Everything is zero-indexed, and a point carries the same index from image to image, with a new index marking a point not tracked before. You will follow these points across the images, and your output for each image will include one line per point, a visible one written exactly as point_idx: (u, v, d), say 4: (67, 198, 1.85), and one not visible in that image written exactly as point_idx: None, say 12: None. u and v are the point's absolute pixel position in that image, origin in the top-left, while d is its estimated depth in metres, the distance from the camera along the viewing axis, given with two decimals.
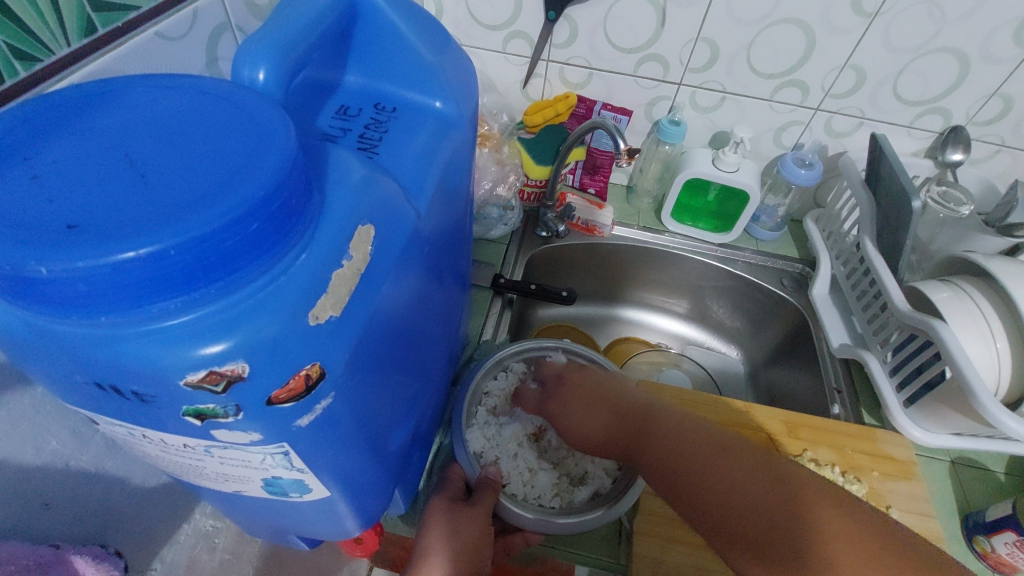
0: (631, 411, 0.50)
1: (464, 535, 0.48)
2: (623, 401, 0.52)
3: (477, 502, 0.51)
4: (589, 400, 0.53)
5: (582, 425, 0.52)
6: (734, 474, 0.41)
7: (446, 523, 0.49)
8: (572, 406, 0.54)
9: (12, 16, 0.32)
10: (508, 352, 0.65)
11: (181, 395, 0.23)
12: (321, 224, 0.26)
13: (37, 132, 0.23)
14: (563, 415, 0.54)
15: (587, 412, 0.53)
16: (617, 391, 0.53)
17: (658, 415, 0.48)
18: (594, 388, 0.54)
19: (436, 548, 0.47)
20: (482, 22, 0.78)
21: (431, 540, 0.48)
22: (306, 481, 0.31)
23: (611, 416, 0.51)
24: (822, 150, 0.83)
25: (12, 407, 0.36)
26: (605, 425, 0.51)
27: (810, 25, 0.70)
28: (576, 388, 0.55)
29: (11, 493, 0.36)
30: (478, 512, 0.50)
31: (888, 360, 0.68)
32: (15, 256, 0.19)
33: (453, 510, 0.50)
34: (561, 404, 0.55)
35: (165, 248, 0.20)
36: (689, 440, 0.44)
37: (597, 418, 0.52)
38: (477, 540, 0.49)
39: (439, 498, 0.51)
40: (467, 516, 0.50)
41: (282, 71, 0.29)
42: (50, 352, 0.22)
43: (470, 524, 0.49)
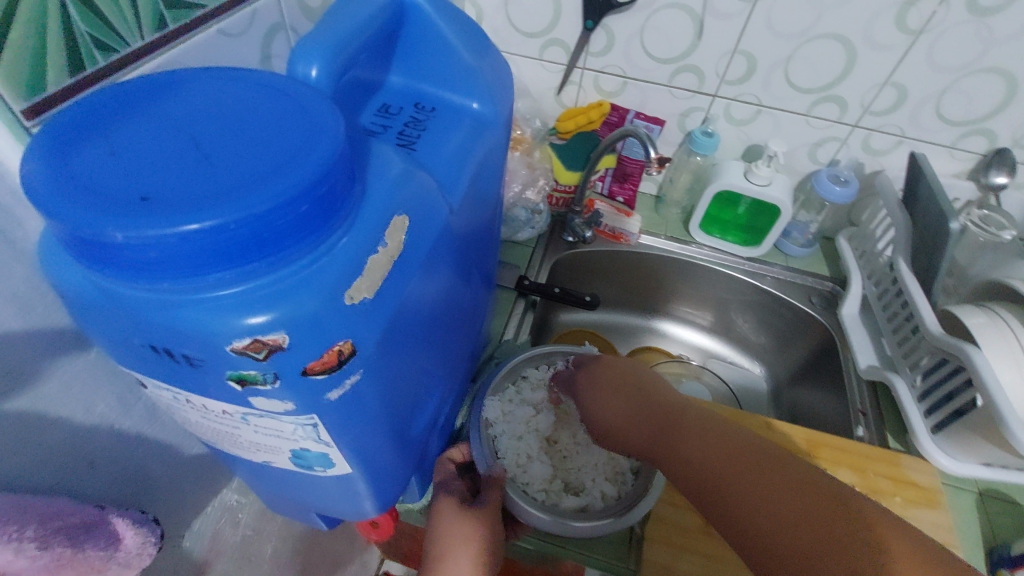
0: (662, 408, 0.49)
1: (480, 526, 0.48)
2: (652, 395, 0.51)
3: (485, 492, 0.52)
4: (626, 394, 0.53)
5: (612, 420, 0.53)
6: (767, 482, 0.39)
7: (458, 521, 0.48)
8: (600, 394, 0.55)
9: (96, 12, 0.35)
10: (560, 348, 0.67)
11: (226, 360, 0.24)
12: (361, 211, 0.27)
13: (114, 113, 0.25)
14: (590, 405, 0.55)
15: (616, 404, 0.53)
16: (648, 385, 0.52)
17: (687, 416, 0.47)
18: (624, 379, 0.54)
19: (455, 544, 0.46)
20: (521, 29, 0.80)
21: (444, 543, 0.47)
22: (331, 456, 0.33)
23: (639, 413, 0.51)
24: (858, 168, 0.82)
25: (67, 368, 0.38)
26: (633, 422, 0.51)
27: (851, 40, 0.69)
28: (606, 375, 0.55)
29: (60, 452, 0.38)
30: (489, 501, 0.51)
31: (917, 385, 0.67)
32: (92, 222, 0.21)
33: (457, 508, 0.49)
34: (589, 387, 0.56)
35: (224, 222, 0.21)
36: (719, 444, 0.43)
37: (625, 412, 0.52)
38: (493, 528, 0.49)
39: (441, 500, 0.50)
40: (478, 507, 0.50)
41: (332, 70, 0.31)
42: (111, 313, 0.24)
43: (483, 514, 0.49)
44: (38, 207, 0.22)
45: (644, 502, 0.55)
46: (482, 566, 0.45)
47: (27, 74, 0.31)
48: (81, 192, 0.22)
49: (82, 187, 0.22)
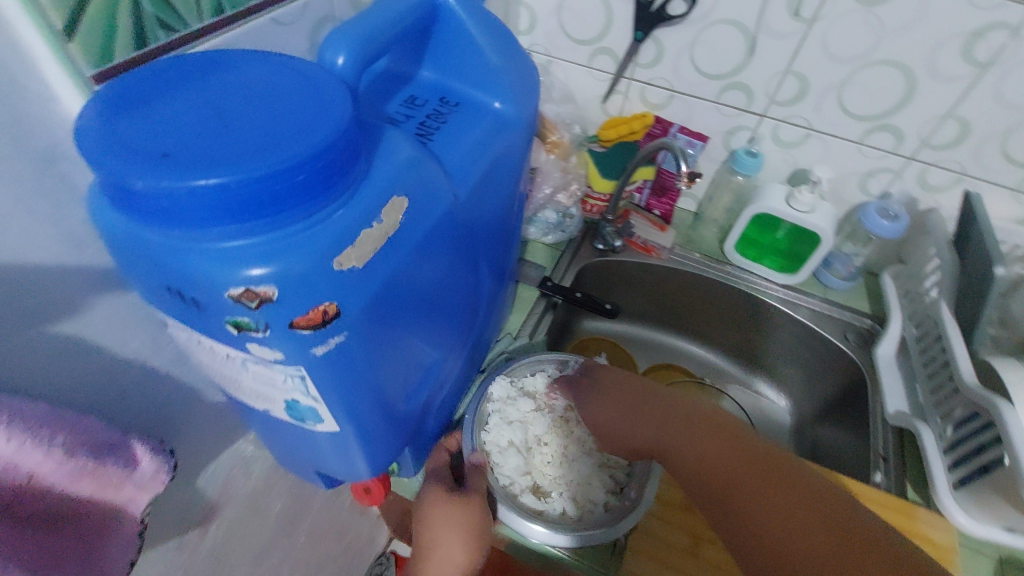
0: (672, 412, 0.53)
1: (460, 528, 0.51)
2: (664, 401, 0.55)
3: (466, 491, 0.53)
4: (641, 402, 0.56)
5: (624, 422, 0.56)
6: (780, 489, 0.42)
7: (439, 520, 0.51)
8: (607, 396, 0.58)
9: None
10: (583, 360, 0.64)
11: (223, 305, 0.27)
12: (362, 188, 0.30)
13: (158, 81, 0.29)
14: (599, 407, 0.58)
15: (626, 409, 0.56)
16: (655, 391, 0.56)
17: (700, 424, 0.51)
18: (633, 385, 0.58)
19: (436, 542, 0.51)
20: (572, 36, 0.81)
21: (427, 537, 0.51)
22: (320, 411, 0.36)
23: (651, 416, 0.54)
24: (911, 203, 0.78)
25: (107, 304, 0.39)
26: (647, 424, 0.54)
27: (912, 69, 0.66)
28: (613, 380, 0.59)
29: (96, 376, 0.41)
30: (471, 502, 0.52)
31: (946, 436, 0.63)
32: (118, 169, 0.24)
33: (438, 504, 0.52)
34: (592, 391, 0.60)
35: (228, 182, 0.24)
36: (733, 450, 0.47)
37: (636, 414, 0.55)
38: (475, 527, 0.51)
39: (427, 491, 0.53)
40: (462, 505, 0.52)
41: (358, 59, 0.33)
42: (133, 253, 0.28)
43: (465, 514, 0.51)
44: (81, 152, 0.25)
45: (590, 534, 0.53)
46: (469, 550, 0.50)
47: (99, 46, 0.32)
48: (115, 143, 0.25)
49: (116, 138, 0.26)
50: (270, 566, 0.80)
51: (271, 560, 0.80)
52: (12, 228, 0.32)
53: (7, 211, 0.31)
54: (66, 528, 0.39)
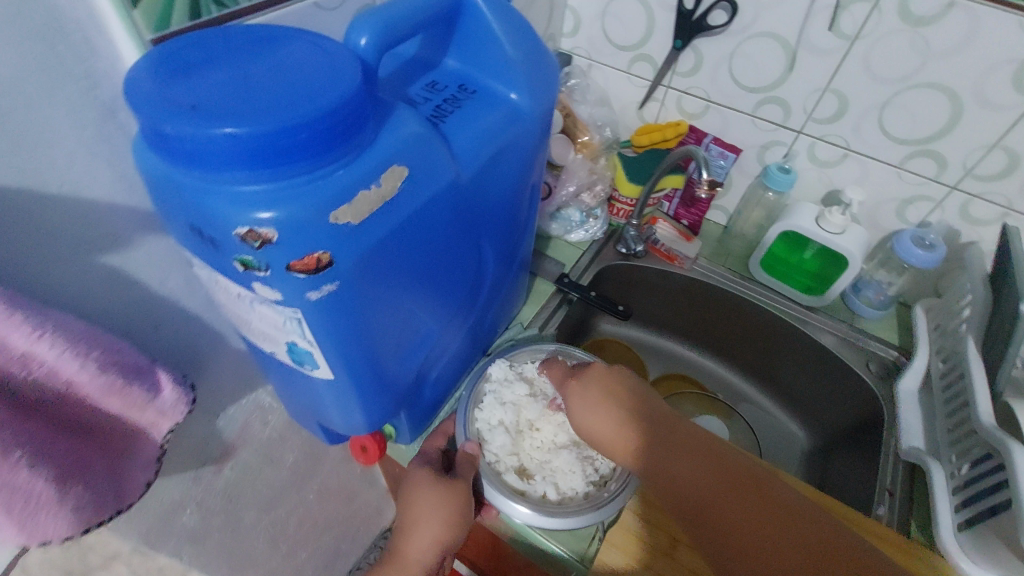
0: (660, 424, 0.51)
1: (440, 511, 0.54)
2: (653, 411, 0.52)
3: (450, 477, 0.56)
4: (627, 408, 0.53)
5: (607, 430, 0.52)
6: (763, 510, 0.45)
7: (422, 503, 0.54)
8: (592, 401, 0.53)
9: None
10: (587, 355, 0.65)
11: (232, 243, 0.31)
12: (364, 154, 0.33)
13: (201, 45, 0.33)
14: (583, 412, 0.54)
15: (612, 417, 0.52)
16: (643, 398, 0.53)
17: (689, 439, 0.50)
18: (621, 389, 0.54)
19: (418, 523, 0.54)
20: (613, 41, 0.83)
21: (409, 518, 0.55)
22: (315, 356, 0.40)
23: (639, 428, 0.51)
24: (951, 235, 0.75)
25: (147, 243, 0.45)
26: (633, 435, 0.51)
27: (958, 95, 0.64)
28: (599, 383, 0.54)
29: (133, 307, 0.46)
30: (455, 488, 0.55)
31: (956, 476, 0.60)
32: (155, 115, 0.29)
33: (422, 487, 0.55)
34: (579, 395, 0.54)
35: (241, 133, 0.28)
36: (720, 473, 0.47)
37: (623, 425, 0.52)
38: (456, 513, 0.54)
39: (414, 475, 0.56)
40: (446, 490, 0.55)
41: (380, 40, 0.37)
42: (163, 191, 0.32)
43: (447, 498, 0.54)
44: (127, 98, 0.30)
45: (570, 519, 0.55)
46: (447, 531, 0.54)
47: (159, 13, 0.37)
48: (156, 93, 0.30)
49: (157, 89, 0.30)
50: (277, 516, 0.86)
51: (278, 511, 0.86)
52: (73, 164, 0.37)
53: (71, 149, 0.37)
54: (94, 437, 0.45)
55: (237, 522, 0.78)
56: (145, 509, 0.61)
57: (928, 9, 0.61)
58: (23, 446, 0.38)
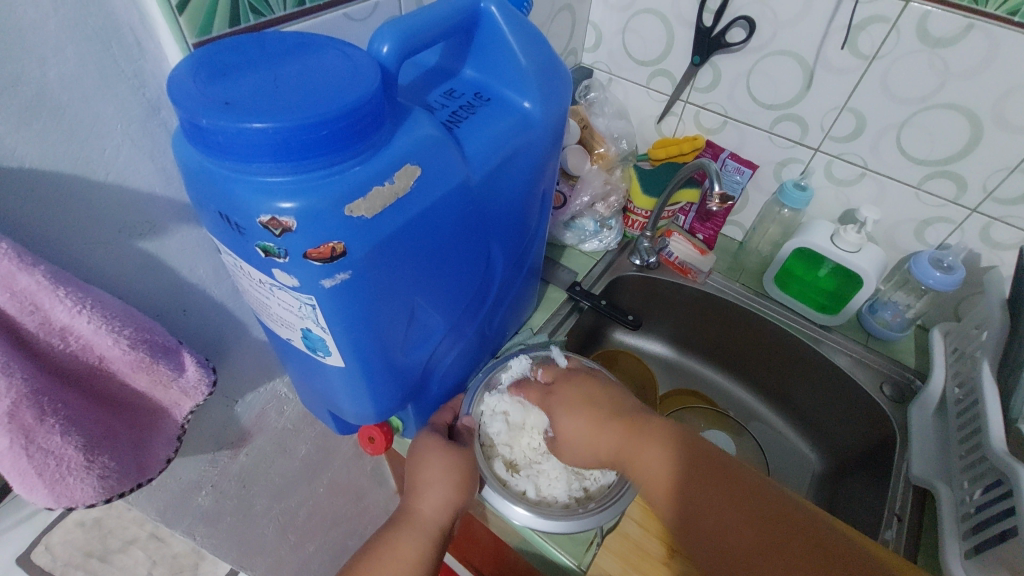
0: (634, 418, 0.55)
1: (454, 471, 0.55)
2: (627, 407, 0.57)
3: (460, 444, 0.58)
4: (600, 415, 0.57)
5: (590, 432, 0.57)
6: (741, 502, 0.46)
7: (436, 463, 0.55)
8: (574, 405, 0.59)
9: None
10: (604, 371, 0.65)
11: (256, 231, 0.34)
12: (380, 152, 0.36)
13: (237, 50, 0.36)
14: (567, 417, 0.59)
15: (593, 418, 0.57)
16: (618, 398, 0.58)
17: (663, 428, 0.53)
18: (598, 392, 0.59)
19: (432, 481, 0.54)
20: (634, 57, 0.85)
21: (422, 477, 0.55)
22: (328, 343, 0.42)
23: (615, 424, 0.55)
24: (971, 258, 0.74)
25: (178, 231, 0.48)
26: (611, 433, 0.55)
27: (978, 116, 0.64)
28: (578, 388, 0.60)
29: (165, 291, 0.49)
30: (467, 452, 0.57)
31: (966, 502, 0.59)
32: (193, 111, 0.31)
33: (436, 448, 0.56)
34: (559, 401, 0.60)
35: (267, 128, 0.31)
36: (695, 461, 0.49)
37: (601, 424, 0.56)
38: (465, 477, 0.55)
39: (423, 439, 0.57)
40: (455, 453, 0.56)
41: (400, 48, 0.40)
42: (196, 181, 0.35)
43: (458, 460, 0.56)
44: (169, 95, 0.33)
45: (545, 520, 0.56)
46: (458, 490, 0.54)
47: (201, 20, 0.40)
48: (195, 92, 0.33)
49: (197, 89, 0.33)
50: (287, 506, 0.89)
51: (289, 501, 0.88)
52: (119, 155, 0.41)
53: (118, 141, 0.40)
54: (119, 411, 0.49)
55: (249, 509, 0.81)
56: (163, 486, 0.64)
57: (947, 30, 0.61)
58: (57, 413, 0.42)
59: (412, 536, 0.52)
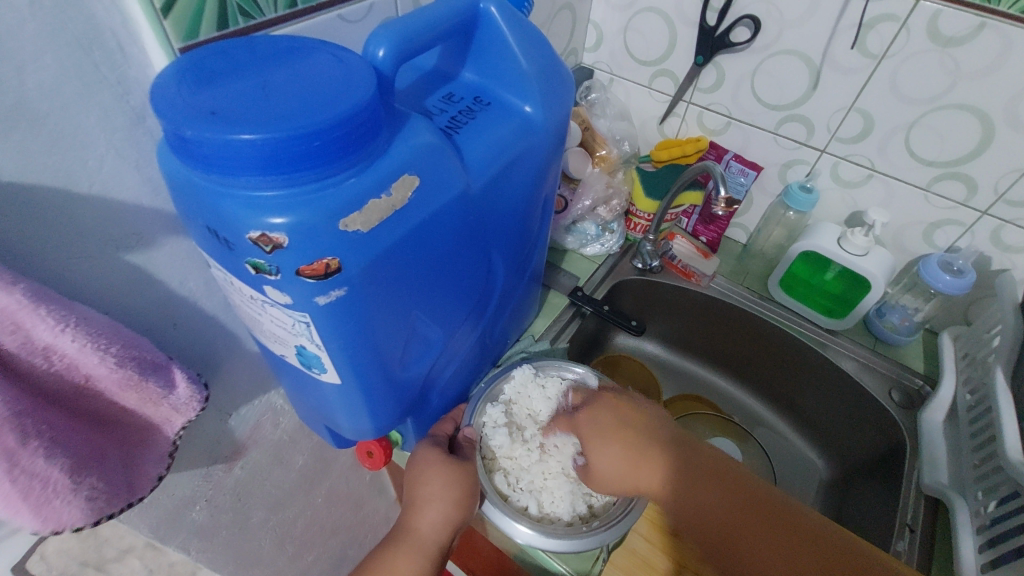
0: (671, 447, 0.52)
1: (456, 488, 0.53)
2: (663, 435, 0.53)
3: (461, 458, 0.55)
4: (631, 446, 0.53)
5: (628, 466, 0.52)
6: (773, 529, 0.46)
7: (436, 478, 0.53)
8: (608, 435, 0.54)
9: None
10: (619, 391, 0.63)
11: (245, 247, 0.32)
12: (376, 162, 0.34)
13: (225, 55, 0.35)
14: (602, 448, 0.54)
15: (630, 450, 0.53)
16: (652, 425, 0.54)
17: (695, 458, 0.51)
18: (631, 418, 0.55)
19: (432, 498, 0.52)
20: (635, 57, 0.83)
21: (422, 493, 0.53)
22: (323, 360, 0.40)
23: (657, 458, 0.51)
24: (982, 261, 0.72)
25: (166, 243, 0.46)
26: (654, 468, 0.51)
27: (990, 116, 0.62)
28: (606, 417, 0.56)
29: (154, 305, 0.47)
30: (466, 466, 0.54)
31: (981, 514, 0.57)
32: (177, 122, 0.30)
33: (436, 463, 0.54)
34: (592, 431, 0.56)
35: (256, 140, 0.29)
36: (727, 490, 0.49)
37: (642, 457, 0.52)
38: (465, 493, 0.53)
39: (421, 453, 0.55)
40: (455, 468, 0.54)
41: (397, 52, 0.38)
42: (182, 194, 0.33)
43: (458, 476, 0.53)
44: (151, 103, 0.31)
45: (548, 538, 0.53)
46: (456, 507, 0.52)
47: (187, 23, 0.38)
48: (179, 101, 0.31)
49: (181, 97, 0.31)
50: (285, 517, 0.87)
51: (286, 512, 0.86)
52: (103, 165, 0.39)
53: (102, 151, 0.38)
54: (108, 430, 0.47)
55: (245, 521, 0.79)
56: (155, 503, 0.62)
57: (959, 29, 0.59)
58: (42, 435, 0.39)
59: (411, 556, 0.51)
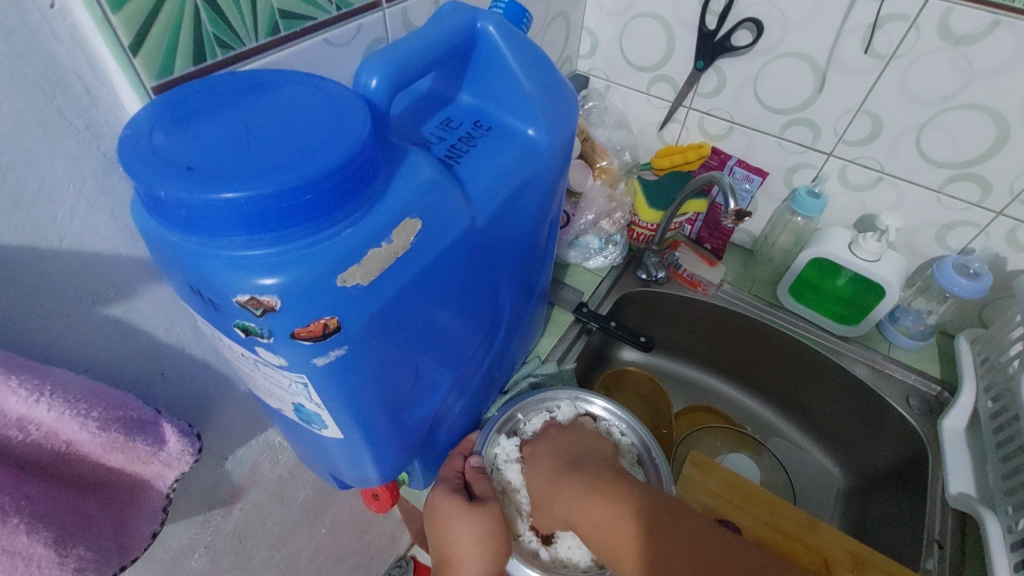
0: (582, 468, 0.53)
1: (491, 538, 0.49)
2: (583, 458, 0.54)
3: (486, 503, 0.51)
4: (562, 467, 0.54)
5: (549, 491, 0.53)
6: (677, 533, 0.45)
7: (467, 532, 0.50)
8: (539, 459, 0.56)
9: (222, 13, 0.37)
10: (631, 424, 0.60)
11: (234, 310, 0.29)
12: (374, 209, 0.31)
13: (201, 95, 0.31)
14: (532, 473, 0.56)
15: (550, 474, 0.54)
16: (588, 451, 0.55)
17: (597, 469, 0.52)
18: (561, 443, 0.57)
19: (467, 556, 0.49)
20: (632, 63, 0.81)
21: (457, 551, 0.50)
22: (324, 417, 0.38)
23: (570, 479, 0.52)
24: (997, 262, 0.70)
25: (147, 291, 0.42)
26: (565, 490, 0.52)
27: (1005, 116, 0.60)
28: (551, 442, 0.57)
29: (137, 357, 0.44)
30: (493, 511, 0.51)
31: (1013, 530, 0.55)
32: (148, 180, 0.26)
33: (463, 514, 0.50)
34: (529, 455, 0.58)
35: (239, 198, 0.26)
36: (626, 500, 0.48)
37: (557, 479, 0.53)
38: (500, 545, 0.50)
39: (444, 506, 0.51)
40: (480, 515, 0.50)
41: (390, 83, 0.35)
42: (162, 254, 0.30)
43: (485, 525, 0.50)
44: (119, 156, 0.28)
45: None
46: (492, 559, 0.49)
47: (160, 60, 0.35)
48: (151, 154, 0.27)
49: (152, 150, 0.28)
50: (289, 552, 0.83)
51: (291, 546, 0.83)
52: (74, 218, 0.36)
53: (72, 203, 0.35)
54: (95, 493, 0.42)
55: (247, 562, 0.75)
56: (151, 557, 0.58)
57: (971, 27, 0.57)
58: (25, 504, 0.35)
59: None
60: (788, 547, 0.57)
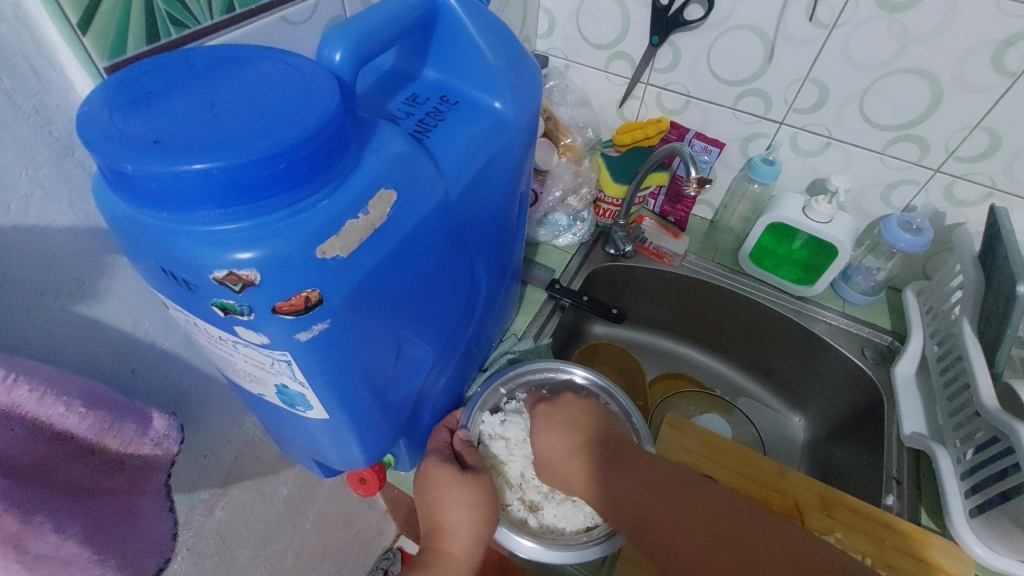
0: (608, 445, 0.53)
1: (482, 504, 0.51)
2: (607, 435, 0.55)
3: (473, 473, 0.53)
4: (569, 443, 0.55)
5: (565, 459, 0.55)
6: (686, 505, 0.46)
7: (458, 499, 0.51)
8: (549, 430, 0.56)
9: None
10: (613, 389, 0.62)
11: (212, 288, 0.29)
12: (348, 180, 0.31)
13: (159, 71, 0.30)
14: (545, 437, 0.56)
15: (569, 444, 0.55)
16: (593, 424, 0.56)
17: (604, 447, 0.53)
18: (583, 415, 0.57)
19: (459, 521, 0.50)
20: (589, 40, 0.82)
21: (447, 518, 0.50)
22: (309, 397, 0.37)
23: (595, 452, 0.53)
24: (936, 216, 0.75)
25: (110, 284, 0.41)
26: (587, 461, 0.53)
27: (938, 77, 0.64)
28: (556, 416, 0.57)
29: (106, 354, 0.42)
30: (482, 479, 0.52)
31: (963, 460, 0.60)
32: (114, 156, 0.26)
33: (454, 483, 0.51)
34: (544, 418, 0.58)
35: (210, 168, 0.25)
36: (642, 480, 0.49)
37: (577, 452, 0.54)
38: (489, 509, 0.51)
39: (432, 475, 0.52)
40: (469, 483, 0.51)
41: (354, 56, 0.34)
42: (132, 235, 0.29)
43: (475, 490, 0.51)
44: (78, 135, 0.27)
45: (551, 548, 0.52)
46: (484, 524, 0.50)
47: (111, 39, 0.34)
48: (113, 131, 0.27)
49: (115, 127, 0.27)
50: (275, 549, 0.82)
51: (275, 544, 0.81)
52: (29, 208, 0.34)
53: (26, 191, 0.34)
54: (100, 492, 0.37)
55: (232, 563, 0.73)
56: None
57: None
58: (42, 507, 0.31)
59: None
60: (761, 495, 0.60)
